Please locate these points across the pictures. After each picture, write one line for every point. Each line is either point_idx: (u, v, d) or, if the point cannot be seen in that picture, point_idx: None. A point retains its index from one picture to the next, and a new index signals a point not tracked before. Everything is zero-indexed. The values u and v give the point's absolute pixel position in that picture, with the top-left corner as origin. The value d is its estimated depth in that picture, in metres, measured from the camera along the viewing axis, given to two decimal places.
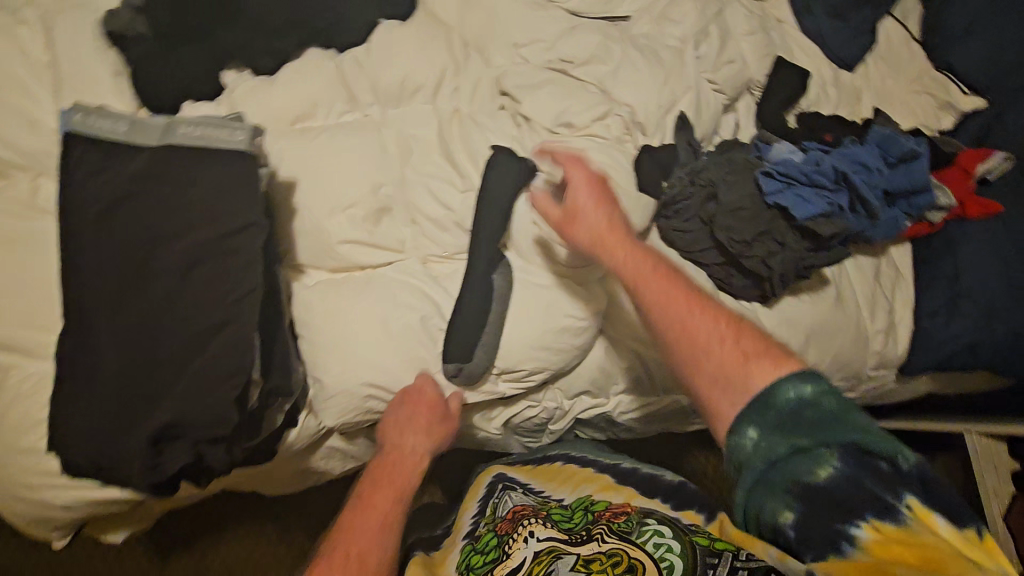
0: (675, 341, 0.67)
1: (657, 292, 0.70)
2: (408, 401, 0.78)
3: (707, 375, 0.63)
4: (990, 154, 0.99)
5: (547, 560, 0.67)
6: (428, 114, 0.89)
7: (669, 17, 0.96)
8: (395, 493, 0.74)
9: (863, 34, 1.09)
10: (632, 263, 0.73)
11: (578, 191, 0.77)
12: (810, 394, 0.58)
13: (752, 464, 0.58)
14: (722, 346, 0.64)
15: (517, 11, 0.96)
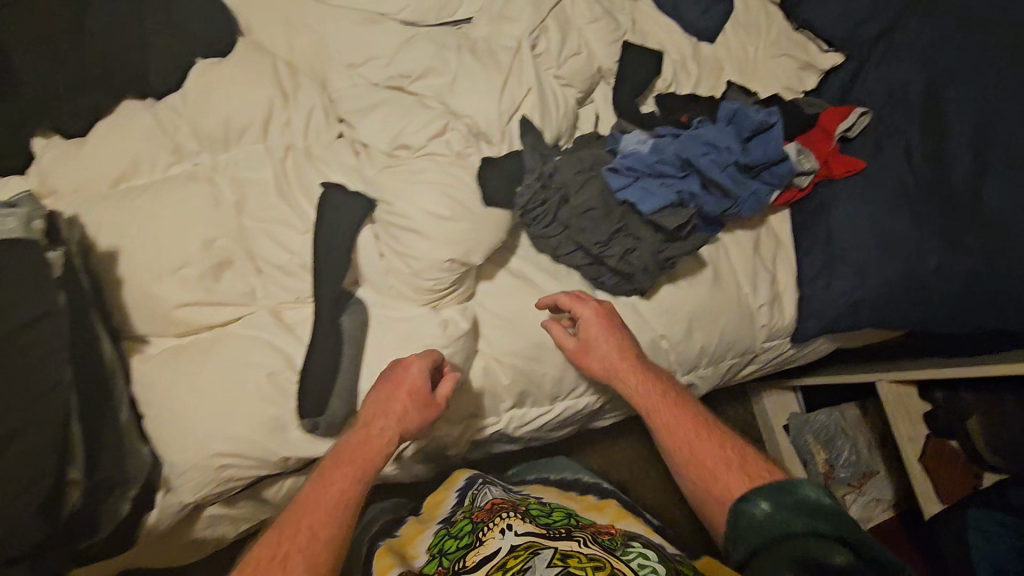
0: (685, 462, 0.82)
1: (679, 434, 0.83)
2: (387, 387, 0.73)
3: (713, 486, 0.78)
4: (849, 111, 0.98)
5: (524, 555, 0.73)
6: (259, 154, 0.83)
7: (506, 15, 0.92)
8: (348, 492, 0.68)
9: (717, 2, 1.07)
10: (650, 398, 0.86)
11: (585, 328, 0.86)
12: (818, 498, 0.71)
13: (768, 528, 0.70)
14: (729, 471, 0.78)
15: (346, 29, 0.91)
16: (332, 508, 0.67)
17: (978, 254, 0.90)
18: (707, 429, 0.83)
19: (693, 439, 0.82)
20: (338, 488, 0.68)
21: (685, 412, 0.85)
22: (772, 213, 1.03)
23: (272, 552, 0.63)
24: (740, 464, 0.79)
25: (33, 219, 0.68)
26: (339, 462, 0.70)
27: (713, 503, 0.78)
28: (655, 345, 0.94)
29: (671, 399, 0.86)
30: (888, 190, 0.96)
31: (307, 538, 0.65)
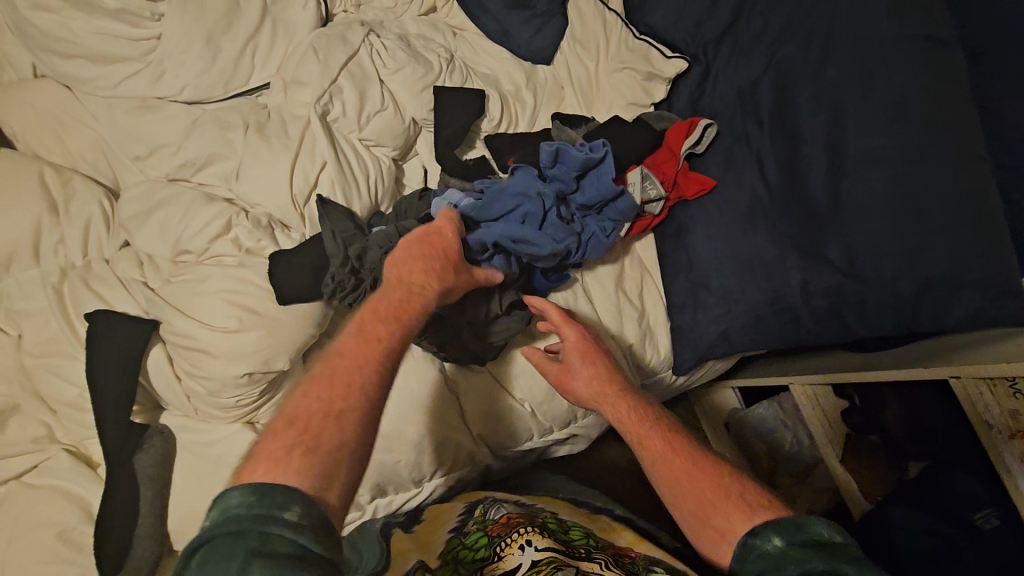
0: (679, 495, 0.67)
1: (671, 462, 0.70)
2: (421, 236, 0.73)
3: (706, 518, 0.64)
4: (693, 125, 0.91)
5: (548, 569, 0.64)
6: (33, 282, 0.75)
7: (298, 79, 0.84)
8: (404, 309, 0.66)
9: (548, 20, 0.99)
10: (639, 419, 0.75)
11: (569, 354, 0.82)
12: (831, 537, 0.54)
13: (781, 568, 0.52)
14: (725, 499, 0.64)
15: (124, 121, 0.83)
16: (378, 338, 0.63)
17: (844, 267, 0.82)
18: (709, 458, 0.70)
19: (687, 466, 0.69)
20: (392, 321, 0.65)
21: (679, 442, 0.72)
22: (634, 242, 0.97)
23: (364, 356, 0.61)
24: (745, 491, 0.65)
25: None
26: (402, 275, 0.69)
27: (711, 538, 0.63)
28: (517, 410, 0.89)
29: (664, 423, 0.75)
30: (743, 206, 0.89)
31: (326, 403, 0.56)
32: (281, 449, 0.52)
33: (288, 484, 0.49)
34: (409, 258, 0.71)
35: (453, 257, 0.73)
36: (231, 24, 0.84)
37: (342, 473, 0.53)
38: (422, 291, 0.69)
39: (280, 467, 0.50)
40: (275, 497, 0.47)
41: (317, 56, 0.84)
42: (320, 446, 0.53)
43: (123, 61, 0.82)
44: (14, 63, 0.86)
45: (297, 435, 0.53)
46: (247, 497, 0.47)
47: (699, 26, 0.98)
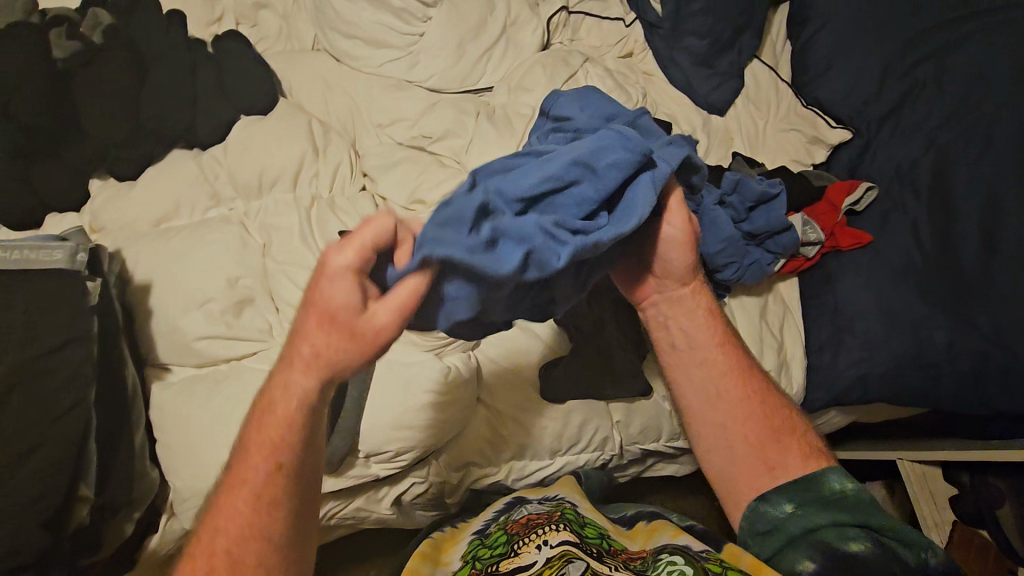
0: (721, 424, 0.71)
1: (721, 391, 0.71)
2: (309, 299, 0.49)
3: (743, 459, 0.70)
4: (855, 186, 1.00)
5: (559, 564, 0.65)
6: (288, 204, 0.91)
7: (524, 86, 1.00)
8: (280, 425, 0.54)
9: (729, 79, 1.13)
10: (711, 343, 0.72)
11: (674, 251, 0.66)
12: (842, 488, 0.66)
13: (788, 528, 0.65)
14: (775, 449, 0.69)
15: (377, 94, 1.00)
16: (271, 466, 0.54)
17: (989, 333, 0.87)
18: (769, 391, 0.73)
19: (730, 395, 0.71)
20: (265, 447, 0.54)
21: (744, 371, 0.72)
22: (780, 281, 1.03)
23: (256, 488, 0.53)
24: (792, 438, 0.70)
25: (79, 252, 0.71)
26: (279, 375, 0.53)
27: (738, 470, 0.70)
28: (658, 407, 0.95)
29: (732, 344, 0.73)
30: (895, 263, 0.95)
31: (208, 564, 0.52)
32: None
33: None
34: (293, 353, 0.52)
35: (340, 354, 0.50)
36: (476, 35, 1.02)
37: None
38: (298, 406, 0.53)
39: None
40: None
41: (543, 70, 1.00)
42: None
43: (388, 48, 1.01)
44: (302, 38, 1.06)
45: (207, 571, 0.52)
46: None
47: (866, 103, 1.08)
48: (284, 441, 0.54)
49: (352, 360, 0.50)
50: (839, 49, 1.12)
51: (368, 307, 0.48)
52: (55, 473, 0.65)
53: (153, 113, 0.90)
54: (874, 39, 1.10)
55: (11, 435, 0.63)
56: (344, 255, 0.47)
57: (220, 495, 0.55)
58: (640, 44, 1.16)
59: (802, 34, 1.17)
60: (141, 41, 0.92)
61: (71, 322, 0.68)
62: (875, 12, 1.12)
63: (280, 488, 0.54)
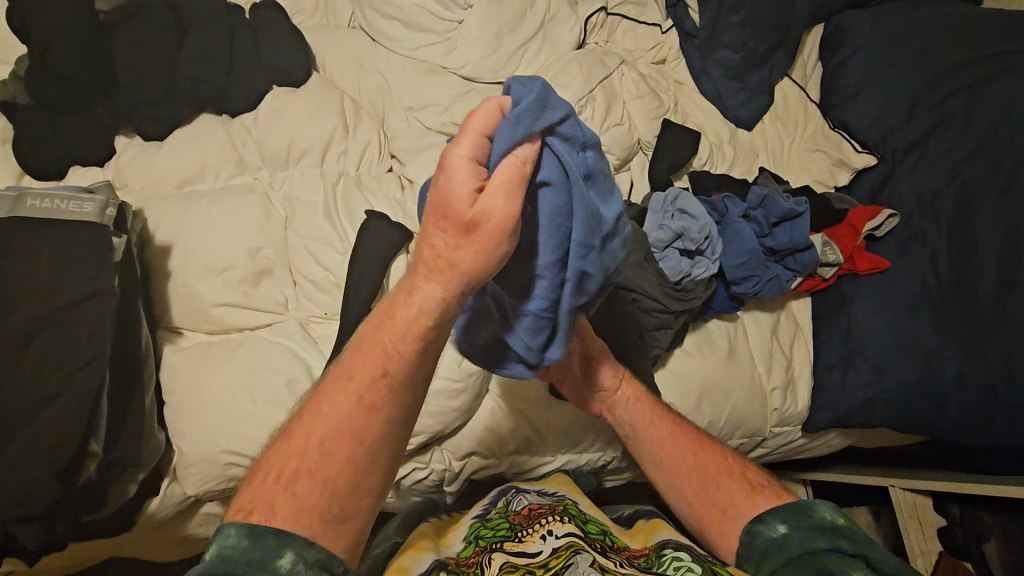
0: (681, 496, 0.70)
1: (661, 459, 0.72)
2: (431, 215, 0.51)
3: (701, 519, 0.68)
4: (878, 212, 1.00)
5: (567, 555, 0.63)
6: (314, 178, 0.90)
7: (558, 82, 1.00)
8: (406, 331, 0.52)
9: (760, 94, 1.13)
10: (648, 415, 0.75)
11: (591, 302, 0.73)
12: (840, 523, 0.60)
13: (783, 552, 0.59)
14: (735, 493, 0.68)
15: (410, 77, 1.00)
16: (379, 371, 0.52)
17: (1001, 369, 0.88)
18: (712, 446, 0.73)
19: (682, 461, 0.71)
20: (376, 354, 0.53)
21: (676, 433, 0.73)
22: (793, 299, 1.04)
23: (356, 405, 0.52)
24: (745, 488, 0.68)
25: (108, 206, 0.72)
26: (410, 286, 0.53)
27: (706, 527, 0.68)
28: None
29: (659, 411, 0.75)
30: (911, 292, 0.96)
31: (304, 446, 0.52)
32: (271, 499, 0.50)
33: (276, 530, 0.48)
34: (428, 262, 0.52)
35: (474, 264, 0.51)
36: (514, 28, 1.02)
37: (327, 522, 0.51)
38: (422, 319, 0.52)
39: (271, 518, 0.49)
40: (266, 540, 0.47)
41: (578, 68, 1.00)
42: (301, 490, 0.51)
43: (426, 32, 1.01)
44: (339, 14, 1.06)
45: (284, 472, 0.52)
46: (241, 536, 0.47)
47: (895, 130, 1.08)
48: (399, 351, 0.52)
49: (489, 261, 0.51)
50: (870, 77, 1.13)
51: (477, 202, 0.49)
52: (67, 426, 0.64)
53: (189, 74, 0.90)
54: (906, 68, 1.11)
55: (33, 382, 0.64)
56: (464, 149, 0.49)
57: (310, 404, 0.54)
58: (674, 51, 1.16)
59: (835, 57, 1.18)
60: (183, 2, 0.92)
61: (95, 276, 0.68)
62: (909, 42, 1.12)
63: (374, 412, 0.52)
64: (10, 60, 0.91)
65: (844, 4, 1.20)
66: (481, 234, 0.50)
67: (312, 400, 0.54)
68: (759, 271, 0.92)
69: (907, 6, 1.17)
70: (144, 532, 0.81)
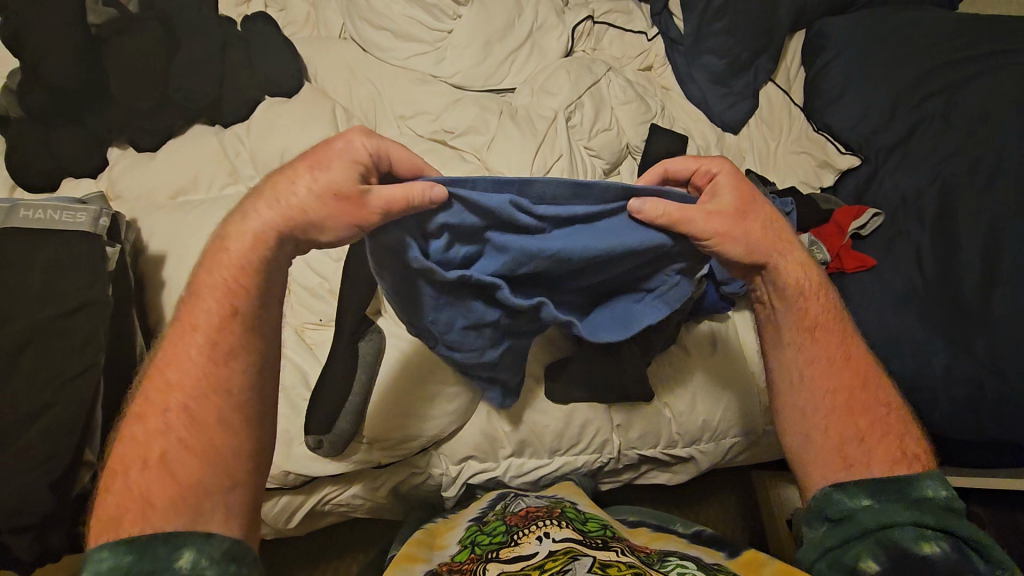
0: (831, 406, 0.63)
1: (804, 370, 0.65)
2: (306, 161, 0.54)
3: (826, 441, 0.63)
4: (864, 210, 1.02)
5: (564, 559, 0.61)
6: None
7: (547, 89, 1.01)
8: (235, 272, 0.55)
9: (746, 98, 1.15)
10: (812, 315, 0.65)
11: (722, 190, 0.61)
12: (935, 496, 0.58)
13: (861, 521, 0.58)
14: (875, 439, 0.62)
15: (401, 86, 1.01)
16: (226, 310, 0.55)
17: (988, 363, 0.89)
18: (867, 378, 0.65)
19: (829, 372, 0.64)
20: (210, 301, 0.55)
21: (834, 345, 0.65)
22: None
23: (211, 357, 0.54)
24: (885, 438, 0.62)
25: (101, 217, 0.73)
26: (248, 212, 0.55)
27: (816, 456, 0.63)
28: (658, 413, 0.94)
29: (830, 315, 0.66)
30: (898, 288, 0.97)
31: (165, 420, 0.53)
32: (144, 490, 0.51)
33: (166, 533, 0.49)
34: (266, 193, 0.55)
35: (314, 213, 0.53)
36: (503, 36, 1.04)
37: (201, 505, 0.51)
38: (255, 245, 0.54)
39: (145, 515, 0.50)
40: (157, 548, 0.48)
41: (566, 75, 1.02)
42: (178, 467, 0.52)
43: (416, 42, 1.03)
44: (330, 25, 1.07)
45: (148, 458, 0.52)
46: (121, 555, 0.47)
47: (877, 132, 1.10)
48: (241, 290, 0.55)
49: (331, 229, 0.53)
50: (852, 79, 1.15)
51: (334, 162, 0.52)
52: (63, 436, 0.64)
53: (180, 85, 0.90)
54: (888, 70, 1.13)
55: (26, 393, 0.64)
56: (365, 141, 0.53)
57: (166, 348, 0.56)
58: (660, 58, 1.19)
59: (817, 61, 1.20)
60: (175, 15, 0.93)
61: (89, 287, 0.69)
62: (888, 46, 1.15)
63: (218, 359, 0.54)
64: None
65: (824, 11, 1.22)
66: (328, 193, 0.52)
67: (158, 361, 0.56)
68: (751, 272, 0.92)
69: (885, 12, 1.20)
70: None
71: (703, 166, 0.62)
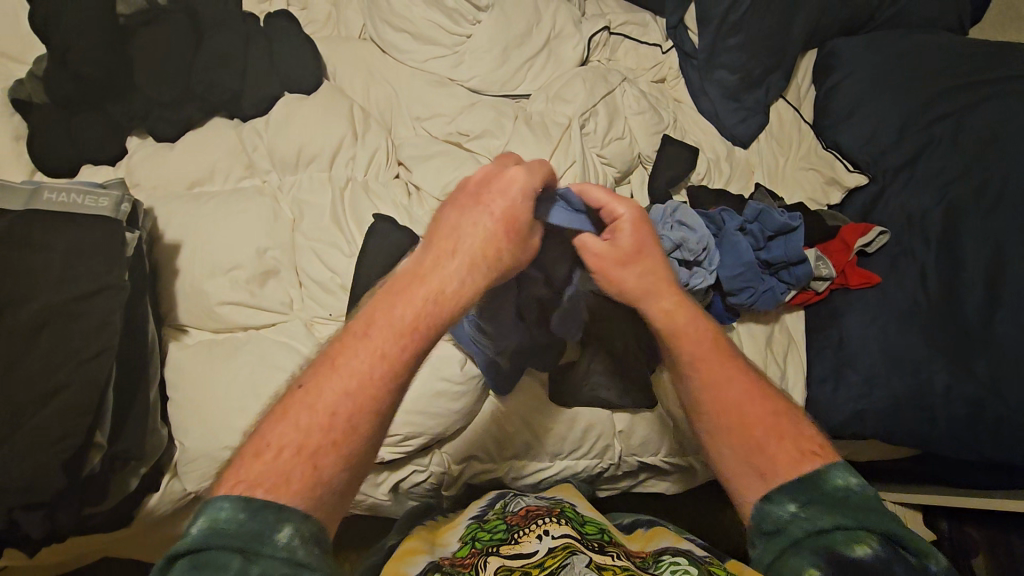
0: (727, 423, 0.61)
1: (700, 394, 0.64)
2: (480, 204, 0.59)
3: (731, 455, 0.60)
4: (870, 228, 1.03)
5: (563, 555, 0.63)
6: (323, 182, 0.91)
7: (562, 97, 1.03)
8: (424, 308, 0.55)
9: (757, 114, 1.17)
10: (702, 342, 0.65)
11: (621, 232, 0.66)
12: (846, 489, 0.54)
13: (788, 532, 0.53)
14: (778, 444, 0.59)
15: (419, 88, 1.03)
16: (406, 339, 0.54)
17: (987, 383, 0.89)
18: (762, 394, 0.63)
19: (726, 387, 0.63)
20: (399, 328, 0.54)
21: (725, 367, 0.64)
22: (786, 312, 1.06)
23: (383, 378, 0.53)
24: (785, 442, 0.59)
25: (123, 202, 0.74)
26: (440, 255, 0.58)
27: (734, 474, 0.60)
28: (660, 421, 0.94)
29: (720, 354, 0.65)
30: (902, 306, 0.98)
31: (326, 416, 0.50)
32: (281, 467, 0.48)
33: (279, 506, 0.46)
34: (450, 236, 0.58)
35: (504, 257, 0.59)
36: (521, 43, 1.05)
37: (323, 497, 0.49)
38: (453, 295, 0.56)
39: (278, 486, 0.47)
40: (266, 515, 0.45)
41: (581, 83, 1.03)
42: (320, 460, 0.49)
43: (435, 45, 1.04)
44: (352, 26, 1.09)
45: (298, 439, 0.49)
46: (237, 512, 0.45)
47: (885, 152, 1.12)
48: (429, 321, 0.55)
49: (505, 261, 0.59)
50: (862, 99, 1.17)
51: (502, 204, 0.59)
52: (75, 417, 0.65)
53: (203, 78, 0.92)
54: (897, 91, 1.15)
55: (41, 371, 0.65)
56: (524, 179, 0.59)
57: (331, 353, 0.54)
58: (673, 71, 1.22)
59: (828, 79, 1.22)
60: (201, 8, 0.94)
61: (106, 271, 0.69)
62: (898, 68, 1.17)
63: (391, 378, 0.53)
64: (27, 59, 0.94)
65: (837, 30, 1.24)
66: (502, 228, 0.58)
67: (328, 356, 0.54)
68: (759, 286, 0.95)
69: (898, 34, 1.21)
70: (139, 528, 0.80)
71: (609, 205, 0.66)
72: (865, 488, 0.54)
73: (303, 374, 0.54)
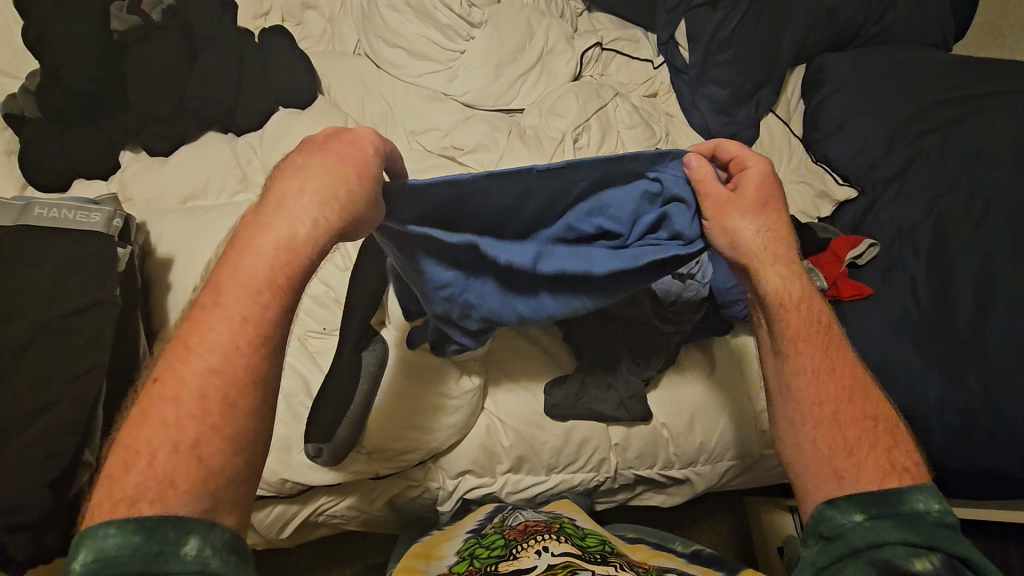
0: (824, 414, 0.57)
1: (795, 376, 0.59)
2: (313, 151, 0.51)
3: (814, 452, 0.56)
4: (861, 240, 1.04)
5: (563, 573, 0.61)
6: None
7: (556, 111, 1.04)
8: (277, 259, 0.48)
9: (748, 127, 1.18)
10: (810, 323, 0.61)
11: (746, 183, 0.61)
12: (926, 511, 0.52)
13: (850, 539, 0.51)
14: (871, 450, 0.55)
15: (413, 102, 1.04)
16: (262, 299, 0.47)
17: (980, 394, 0.90)
18: (860, 392, 0.59)
19: (826, 379, 0.59)
20: (246, 290, 0.47)
21: (829, 356, 0.60)
22: None
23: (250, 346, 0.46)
24: (877, 450, 0.55)
25: (115, 218, 0.73)
26: (277, 205, 0.49)
27: (810, 471, 0.56)
28: (656, 433, 0.94)
29: (818, 327, 0.61)
30: (894, 318, 0.99)
31: (200, 406, 0.44)
32: (168, 474, 0.42)
33: (176, 518, 0.42)
34: (275, 189, 0.51)
35: (355, 209, 0.50)
36: (515, 58, 1.06)
37: (224, 492, 0.44)
38: (288, 240, 0.48)
39: (164, 495, 0.42)
40: (165, 533, 0.41)
41: (574, 98, 1.04)
42: (205, 452, 0.44)
43: (429, 60, 1.05)
44: (347, 41, 1.10)
45: (170, 439, 0.43)
46: (128, 535, 0.40)
47: (874, 165, 1.13)
48: (287, 273, 0.48)
49: (357, 213, 0.50)
50: (850, 114, 1.18)
51: (345, 142, 0.51)
52: (63, 435, 0.64)
53: (197, 93, 0.92)
54: (886, 105, 1.16)
55: (30, 389, 0.64)
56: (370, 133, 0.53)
57: (181, 337, 0.47)
58: (665, 86, 1.23)
59: (817, 94, 1.24)
60: (195, 25, 0.94)
61: (99, 286, 0.69)
62: (885, 84, 1.18)
63: (254, 342, 0.46)
64: (21, 75, 0.94)
65: (824, 47, 1.26)
66: (349, 171, 0.50)
67: (178, 339, 0.47)
68: None
69: (884, 50, 1.24)
70: None
71: (739, 157, 0.62)
72: (944, 514, 0.52)
73: (156, 366, 0.46)
